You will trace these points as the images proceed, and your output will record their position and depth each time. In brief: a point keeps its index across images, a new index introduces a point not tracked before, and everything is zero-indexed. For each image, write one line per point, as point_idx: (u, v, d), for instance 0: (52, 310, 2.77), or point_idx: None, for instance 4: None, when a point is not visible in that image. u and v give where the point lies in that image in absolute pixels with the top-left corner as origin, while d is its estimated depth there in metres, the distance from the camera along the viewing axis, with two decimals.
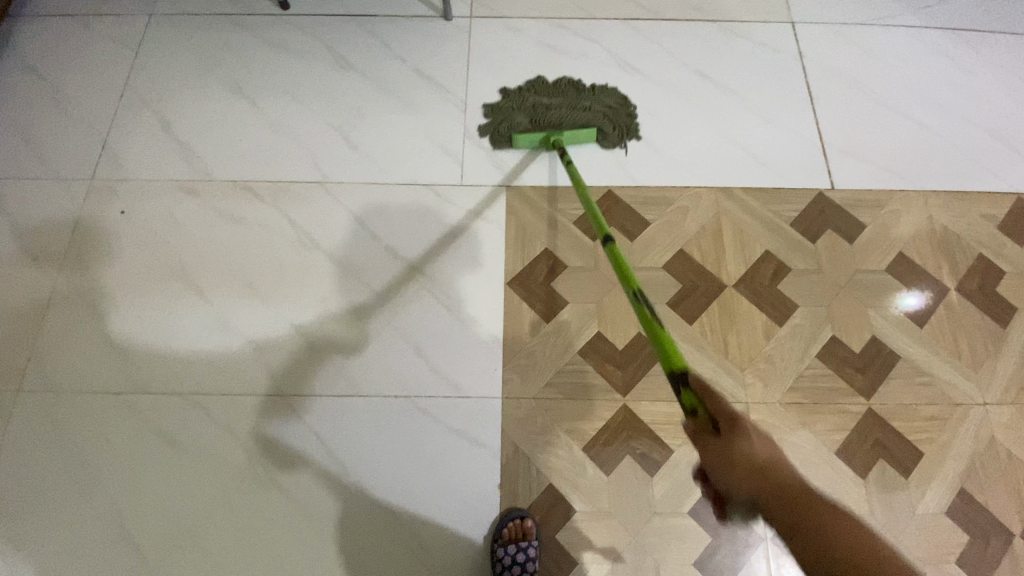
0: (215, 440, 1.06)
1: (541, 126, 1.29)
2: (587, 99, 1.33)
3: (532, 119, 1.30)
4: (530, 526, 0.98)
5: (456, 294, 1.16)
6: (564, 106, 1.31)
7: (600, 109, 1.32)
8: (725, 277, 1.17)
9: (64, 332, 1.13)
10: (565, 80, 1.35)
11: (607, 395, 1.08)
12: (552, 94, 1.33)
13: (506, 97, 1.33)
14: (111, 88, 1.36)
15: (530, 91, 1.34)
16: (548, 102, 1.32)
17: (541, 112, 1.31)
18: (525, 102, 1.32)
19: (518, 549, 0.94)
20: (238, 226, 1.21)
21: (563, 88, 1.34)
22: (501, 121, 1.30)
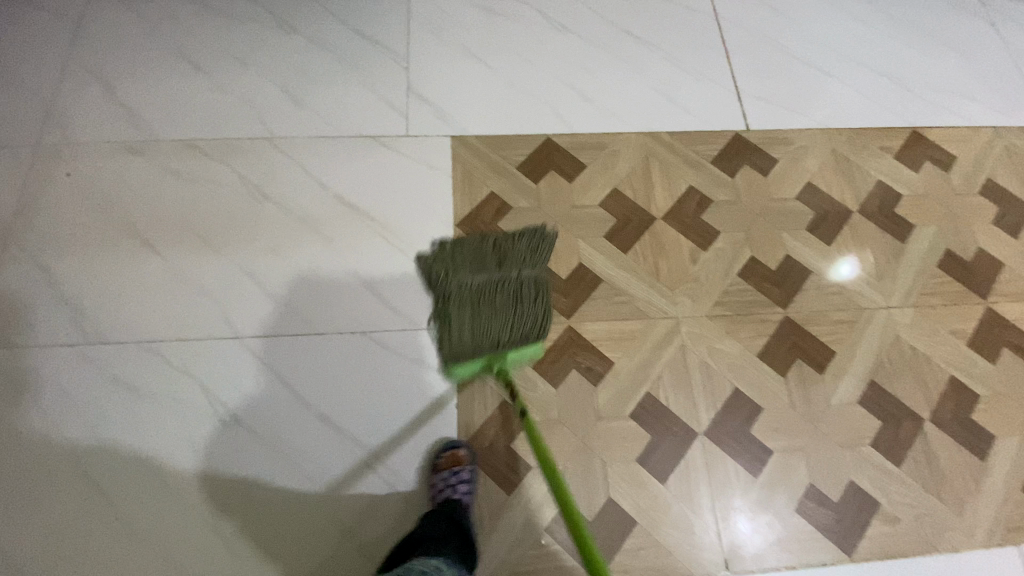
0: (176, 383, 1.09)
1: (481, 339, 0.89)
2: (513, 269, 0.90)
3: (467, 329, 0.89)
4: (464, 454, 1.03)
5: (408, 237, 1.23)
6: (499, 293, 0.89)
7: (530, 281, 0.91)
8: (656, 209, 1.27)
9: (17, 292, 1.14)
10: (479, 240, 0.90)
11: (553, 318, 1.16)
12: (468, 270, 0.89)
13: (431, 282, 0.88)
14: (55, 61, 1.38)
15: (450, 275, 0.87)
16: (475, 283, 0.88)
17: (475, 311, 0.88)
18: (443, 296, 0.88)
19: (450, 474, 0.99)
20: (188, 181, 1.23)
21: (484, 262, 0.90)
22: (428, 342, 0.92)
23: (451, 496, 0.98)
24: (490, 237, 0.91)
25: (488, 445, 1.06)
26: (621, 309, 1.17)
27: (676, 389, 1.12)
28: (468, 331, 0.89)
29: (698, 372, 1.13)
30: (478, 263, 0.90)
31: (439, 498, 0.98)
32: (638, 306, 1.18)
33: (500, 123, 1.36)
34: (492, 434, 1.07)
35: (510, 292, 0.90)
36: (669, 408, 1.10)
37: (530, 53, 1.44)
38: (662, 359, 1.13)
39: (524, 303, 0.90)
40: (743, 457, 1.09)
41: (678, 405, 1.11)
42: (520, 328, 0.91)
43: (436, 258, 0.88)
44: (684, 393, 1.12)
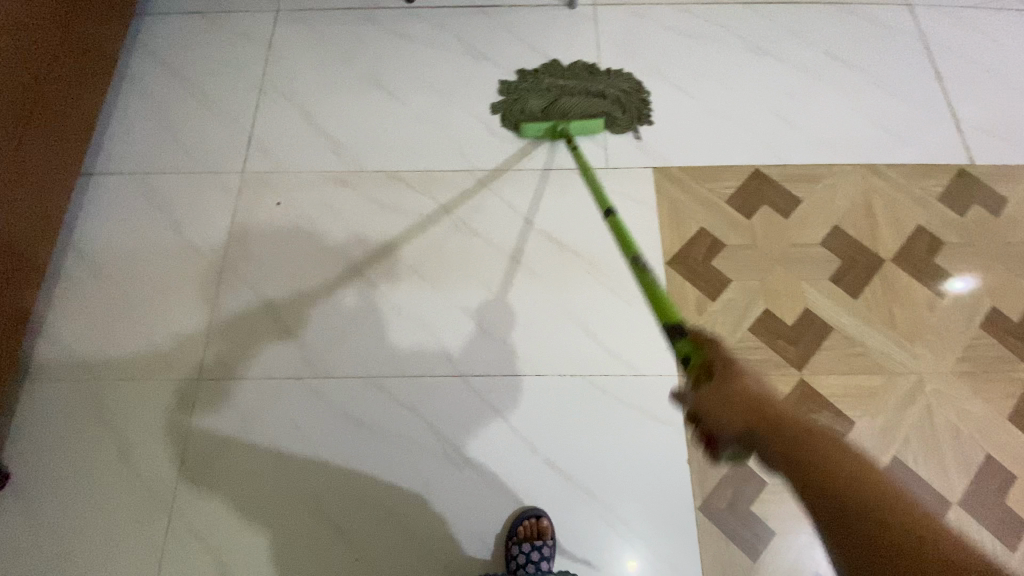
0: (402, 420, 1.08)
1: (552, 111, 1.29)
2: (600, 83, 1.34)
3: (545, 102, 1.31)
4: (547, 525, 0.99)
5: (614, 278, 1.18)
6: (577, 87, 1.33)
7: (613, 94, 1.33)
8: (882, 250, 1.19)
9: (236, 322, 1.16)
10: (580, 67, 1.36)
11: (783, 369, 1.09)
12: (567, 77, 1.35)
13: (523, 78, 1.36)
14: (248, 82, 1.38)
15: (545, 74, 1.36)
16: (563, 85, 1.34)
17: (553, 93, 1.33)
18: (541, 85, 1.35)
19: (533, 549, 0.97)
20: (395, 215, 1.24)
21: (577, 73, 1.36)
22: (515, 103, 1.33)
23: None
24: (592, 68, 1.36)
25: (728, 506, 1.00)
26: (856, 362, 1.10)
27: (923, 453, 1.04)
28: (545, 108, 1.30)
29: (945, 435, 1.05)
30: (576, 76, 1.35)
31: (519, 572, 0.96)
32: (874, 359, 1.10)
33: (703, 152, 1.29)
34: (729, 495, 1.01)
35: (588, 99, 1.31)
36: (916, 474, 1.03)
37: (727, 80, 1.37)
38: (905, 420, 1.06)
39: (593, 95, 1.32)
40: (1005, 533, 1.00)
41: (926, 471, 1.03)
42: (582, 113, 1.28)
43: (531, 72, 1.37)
44: (934, 458, 1.04)
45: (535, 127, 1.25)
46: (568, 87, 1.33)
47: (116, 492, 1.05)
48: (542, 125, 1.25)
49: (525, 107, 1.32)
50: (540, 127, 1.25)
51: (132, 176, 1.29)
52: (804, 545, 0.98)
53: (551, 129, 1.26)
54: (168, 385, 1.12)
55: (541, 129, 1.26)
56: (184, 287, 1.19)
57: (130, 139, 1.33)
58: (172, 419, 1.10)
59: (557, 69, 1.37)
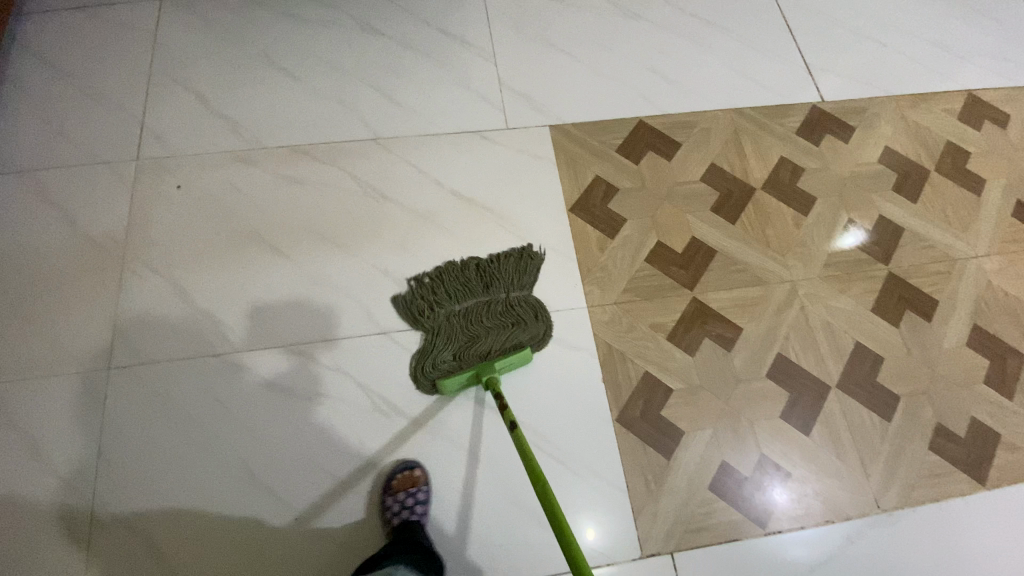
0: (329, 381, 1.11)
1: (468, 356, 1.10)
2: (500, 290, 1.17)
3: (457, 350, 1.12)
4: (421, 474, 1.04)
5: (522, 227, 1.26)
6: (482, 310, 1.15)
7: (515, 297, 1.17)
8: (754, 180, 1.34)
9: (146, 307, 1.13)
10: (466, 270, 1.19)
11: (679, 290, 1.20)
12: (463, 299, 1.16)
13: (418, 321, 1.15)
14: (136, 71, 1.35)
15: (439, 307, 1.16)
16: (464, 309, 1.15)
17: (466, 332, 1.13)
18: (440, 326, 1.14)
19: (407, 496, 1.01)
20: (303, 188, 1.26)
21: (474, 291, 1.17)
22: (423, 356, 1.12)
23: (410, 517, 0.99)
24: (477, 265, 1.20)
25: (641, 414, 1.10)
26: (740, 277, 1.23)
27: (802, 348, 1.18)
28: (459, 356, 1.11)
29: (819, 330, 1.20)
30: (469, 286, 1.17)
31: (397, 519, 0.99)
32: (755, 273, 1.24)
33: (592, 108, 1.40)
34: (642, 405, 1.10)
35: (496, 312, 1.15)
36: (798, 366, 1.17)
37: (609, 42, 1.49)
38: (785, 322, 1.20)
39: (507, 320, 1.14)
40: (875, 405, 1.16)
41: (806, 362, 1.17)
42: (502, 351, 1.11)
43: (427, 290, 1.18)
44: (811, 351, 1.18)
45: (454, 382, 1.06)
46: (471, 311, 1.15)
47: (32, 491, 1.01)
48: (463, 375, 1.06)
49: (437, 370, 1.10)
50: (459, 379, 1.06)
51: (17, 174, 1.24)
52: (710, 439, 1.10)
53: (474, 377, 1.07)
54: (78, 379, 1.08)
55: (462, 378, 1.07)
56: (85, 280, 1.15)
57: (11, 139, 1.27)
58: (86, 412, 1.06)
59: (452, 279, 1.18)
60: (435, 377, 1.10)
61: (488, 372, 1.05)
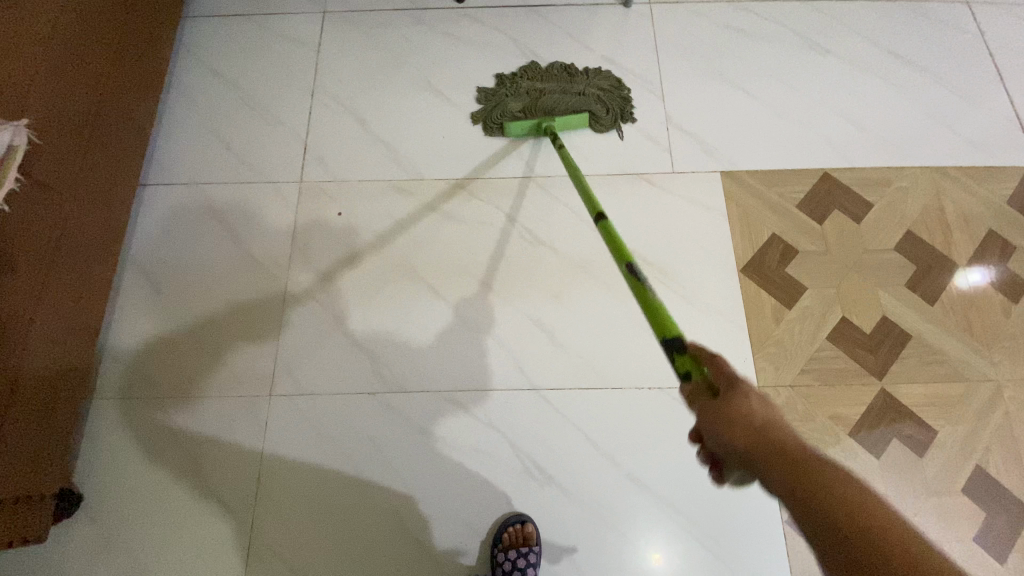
0: (480, 435, 1.07)
1: (535, 109, 1.27)
2: (581, 83, 1.32)
3: (526, 105, 1.29)
4: (532, 531, 1.00)
5: (688, 285, 1.15)
6: (559, 89, 1.31)
7: (594, 92, 1.30)
8: (956, 255, 1.18)
9: (307, 337, 1.14)
10: (560, 66, 1.33)
11: (864, 379, 1.08)
12: (545, 80, 1.32)
13: (501, 84, 1.33)
14: (300, 87, 1.34)
15: (523, 75, 1.33)
16: (543, 87, 1.31)
17: (537, 93, 1.30)
18: (519, 88, 1.31)
19: (518, 555, 0.96)
20: (459, 223, 1.22)
21: (557, 78, 1.32)
22: (495, 108, 1.29)
23: None
24: (573, 66, 1.34)
25: None
26: (936, 370, 1.09)
27: (1008, 463, 1.03)
28: (527, 107, 1.28)
29: None
30: (558, 76, 1.32)
31: None
32: (953, 367, 1.09)
33: (771, 155, 1.27)
34: None
35: (571, 96, 1.30)
36: (1002, 484, 1.02)
37: (790, 80, 1.35)
38: (988, 429, 1.05)
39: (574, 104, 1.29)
40: None
41: (1012, 481, 1.03)
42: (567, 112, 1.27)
43: (511, 75, 1.33)
44: (1018, 467, 1.03)
45: (519, 126, 1.25)
46: (547, 74, 1.33)
47: (198, 515, 1.04)
48: (527, 123, 1.25)
49: (506, 112, 1.28)
50: (526, 123, 1.25)
51: (187, 187, 1.25)
52: None
53: (536, 126, 1.25)
54: (240, 406, 1.10)
55: (526, 125, 1.25)
56: (249, 304, 1.16)
57: (182, 148, 1.28)
58: (248, 440, 1.08)
59: (534, 71, 1.33)
60: (504, 119, 1.28)
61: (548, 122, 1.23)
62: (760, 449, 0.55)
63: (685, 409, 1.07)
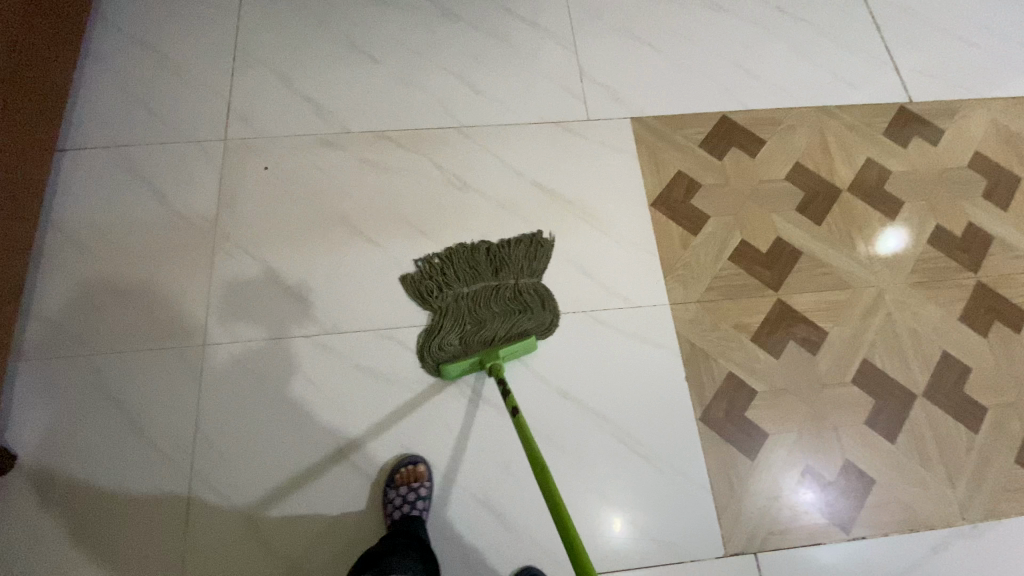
0: (416, 366, 1.12)
1: (474, 343, 1.10)
2: (510, 275, 1.17)
3: (462, 333, 1.12)
4: (423, 469, 1.04)
5: (605, 219, 1.24)
6: (490, 296, 1.14)
7: (523, 284, 1.16)
8: (838, 181, 1.32)
9: (238, 286, 1.16)
10: (474, 253, 1.19)
11: (763, 291, 1.19)
12: (472, 283, 1.16)
13: (424, 301, 1.16)
14: (221, 50, 1.35)
15: (448, 288, 1.16)
16: (472, 292, 1.15)
17: (473, 317, 1.13)
18: (445, 307, 1.14)
19: (408, 491, 1.01)
20: (387, 174, 1.27)
21: (484, 278, 1.17)
22: (427, 340, 1.12)
23: (410, 513, 0.99)
24: (488, 249, 1.19)
25: (725, 415, 1.09)
26: (824, 280, 1.22)
27: (888, 354, 1.17)
28: (466, 340, 1.11)
29: (905, 337, 1.18)
30: (477, 272, 1.17)
31: (397, 514, 0.99)
32: (839, 277, 1.22)
33: (676, 101, 1.38)
34: (726, 405, 1.10)
35: (502, 300, 1.14)
36: (884, 372, 1.15)
37: (691, 35, 1.46)
38: (870, 327, 1.18)
39: (514, 306, 1.14)
40: (962, 415, 1.14)
41: (892, 370, 1.16)
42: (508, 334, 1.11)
43: (437, 283, 1.16)
44: (897, 358, 1.17)
45: (457, 369, 1.07)
46: (472, 270, 1.17)
47: (135, 463, 1.05)
48: (467, 363, 1.06)
49: (442, 344, 1.11)
50: (467, 363, 1.07)
51: (106, 149, 1.24)
52: (794, 443, 1.09)
53: (479, 361, 1.07)
54: (174, 355, 1.11)
55: (467, 364, 1.07)
56: (176, 258, 1.17)
57: (97, 113, 1.27)
58: (183, 387, 1.09)
59: (458, 270, 1.18)
60: (439, 360, 1.10)
61: (492, 359, 1.05)
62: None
63: (606, 328, 1.15)
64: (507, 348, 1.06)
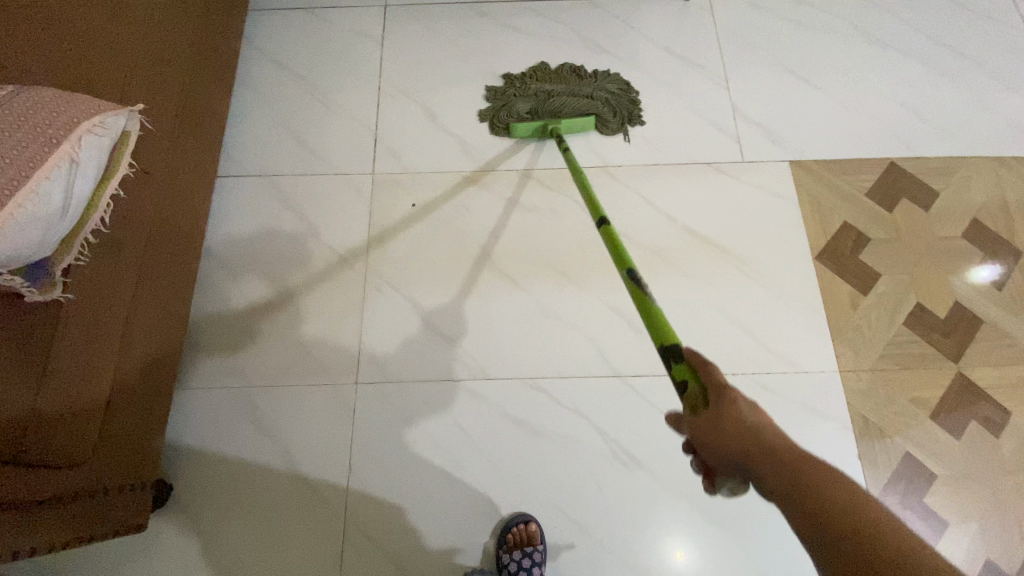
0: (566, 420, 1.09)
1: (543, 112, 1.26)
2: (589, 87, 1.31)
3: (533, 106, 1.28)
4: (536, 530, 1.00)
5: (764, 272, 1.17)
6: (565, 89, 1.30)
7: (602, 96, 1.30)
8: (1022, 242, 1.21)
9: (389, 325, 1.15)
10: (568, 68, 1.34)
11: (941, 363, 1.10)
12: (556, 82, 1.32)
13: (509, 84, 1.33)
14: (366, 77, 1.34)
15: (534, 79, 1.33)
16: (551, 89, 1.30)
17: (546, 95, 1.30)
18: (529, 90, 1.31)
19: (524, 556, 0.97)
20: (533, 212, 1.23)
21: (566, 80, 1.32)
22: (502, 107, 1.29)
23: None
24: (581, 69, 1.34)
25: (900, 499, 1.02)
26: (1010, 354, 1.11)
27: None
28: (535, 109, 1.27)
29: None
30: (564, 79, 1.32)
31: None
32: None
33: (838, 144, 1.28)
34: (902, 488, 1.02)
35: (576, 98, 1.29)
36: None
37: (853, 71, 1.36)
38: None
39: (587, 109, 1.27)
40: None
41: None
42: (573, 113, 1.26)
43: (518, 77, 1.33)
44: None
45: (525, 126, 1.24)
46: (557, 75, 1.33)
47: (288, 501, 1.05)
48: (532, 124, 1.24)
49: (512, 113, 1.28)
50: (529, 127, 1.25)
51: (258, 178, 1.25)
52: (975, 534, 1.01)
53: (541, 127, 1.25)
54: (326, 391, 1.11)
55: (531, 126, 1.25)
56: (327, 292, 1.17)
57: (248, 140, 1.28)
58: (336, 425, 1.09)
59: (545, 71, 1.34)
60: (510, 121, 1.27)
61: (553, 125, 1.23)
62: (745, 444, 0.54)
63: (769, 393, 1.08)
64: (567, 120, 1.24)
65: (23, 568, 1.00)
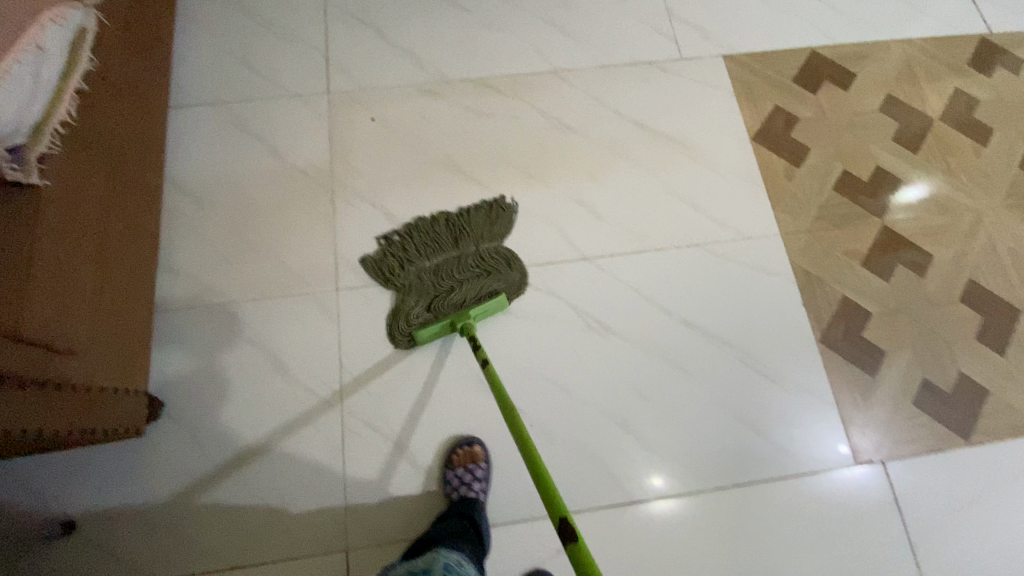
0: (542, 305, 1.15)
1: (444, 307, 1.11)
2: (470, 242, 1.17)
3: (428, 303, 1.12)
4: (480, 450, 1.05)
5: (708, 155, 1.27)
6: (453, 264, 1.14)
7: (485, 248, 1.17)
8: (930, 112, 1.35)
9: (363, 232, 1.19)
10: (437, 222, 1.18)
11: (868, 218, 1.23)
12: (433, 252, 1.16)
13: (393, 267, 1.15)
14: (312, 3, 1.35)
15: (411, 263, 1.15)
16: (433, 264, 1.15)
17: (435, 286, 1.13)
18: (410, 274, 1.14)
19: (467, 473, 1.01)
20: (489, 119, 1.28)
21: (444, 244, 1.17)
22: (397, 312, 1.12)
23: (468, 495, 1.00)
24: (450, 216, 1.19)
25: (842, 335, 1.15)
26: (926, 206, 1.25)
27: (992, 273, 1.21)
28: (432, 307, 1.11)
29: (1007, 257, 1.22)
30: (439, 244, 1.16)
31: (455, 495, 1.00)
32: (939, 202, 1.26)
33: (765, 38, 1.39)
34: (842, 326, 1.15)
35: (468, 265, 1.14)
36: (989, 291, 1.20)
37: None
38: (973, 249, 1.22)
39: (479, 270, 1.15)
40: None
41: (996, 288, 1.20)
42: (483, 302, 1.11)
43: (399, 253, 1.16)
44: (1001, 277, 1.21)
45: (430, 331, 1.06)
46: (430, 241, 1.17)
47: (282, 404, 1.08)
48: (437, 325, 1.06)
49: (412, 321, 1.11)
50: (436, 329, 1.07)
51: (213, 105, 1.25)
52: (908, 358, 1.14)
53: (449, 326, 1.07)
54: (309, 300, 1.14)
55: (438, 330, 1.07)
56: (298, 208, 1.19)
57: (199, 70, 1.28)
58: (321, 330, 1.12)
59: (419, 240, 1.17)
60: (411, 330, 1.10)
61: (463, 319, 1.06)
62: None
63: (721, 260, 1.18)
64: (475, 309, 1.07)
65: (26, 494, 1.01)
